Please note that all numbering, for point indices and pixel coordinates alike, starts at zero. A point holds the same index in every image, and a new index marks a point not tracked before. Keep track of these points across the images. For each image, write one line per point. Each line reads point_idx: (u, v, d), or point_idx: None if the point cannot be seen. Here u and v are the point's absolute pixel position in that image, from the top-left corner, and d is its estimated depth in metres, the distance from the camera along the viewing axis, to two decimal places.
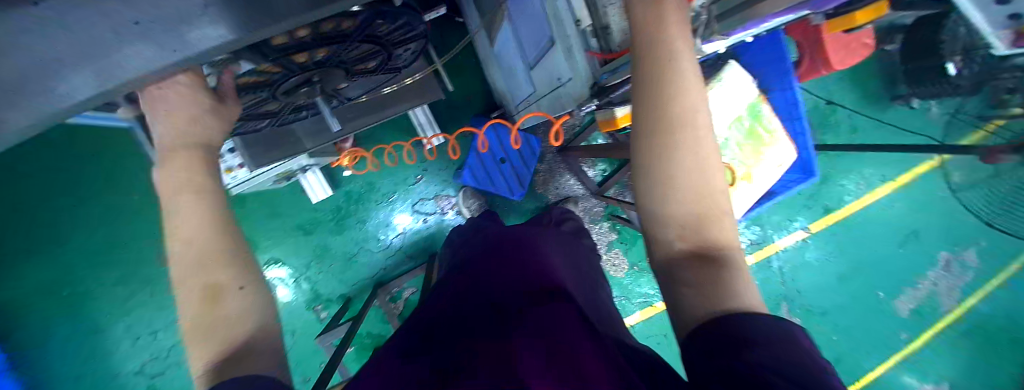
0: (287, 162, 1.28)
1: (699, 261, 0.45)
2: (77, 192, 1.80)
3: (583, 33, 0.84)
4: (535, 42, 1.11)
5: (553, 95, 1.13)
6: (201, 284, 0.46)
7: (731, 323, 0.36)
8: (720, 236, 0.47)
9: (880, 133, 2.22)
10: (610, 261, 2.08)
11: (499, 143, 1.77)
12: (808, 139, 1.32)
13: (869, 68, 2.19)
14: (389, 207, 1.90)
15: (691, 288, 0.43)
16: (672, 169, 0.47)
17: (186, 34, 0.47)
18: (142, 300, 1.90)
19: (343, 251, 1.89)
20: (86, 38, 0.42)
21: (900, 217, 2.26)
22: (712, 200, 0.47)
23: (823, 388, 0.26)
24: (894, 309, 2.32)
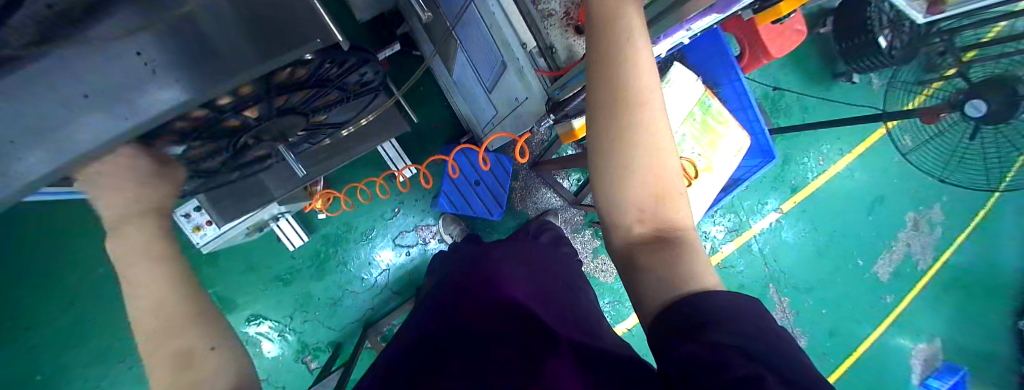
0: (257, 213, 1.26)
1: (657, 245, 0.45)
2: (33, 275, 1.69)
3: (530, 55, 0.90)
4: (488, 67, 1.15)
5: (514, 114, 1.16)
6: (171, 350, 0.44)
7: (690, 302, 0.37)
8: (677, 218, 0.48)
9: (829, 111, 2.36)
10: (597, 267, 2.08)
11: (471, 166, 1.76)
12: (762, 124, 1.38)
13: (808, 52, 2.35)
14: (370, 244, 1.86)
15: (651, 272, 0.44)
16: (630, 150, 0.45)
17: (136, 100, 0.47)
18: (113, 381, 1.77)
19: (327, 297, 1.83)
20: (32, 116, 0.42)
21: (863, 185, 2.37)
22: (669, 181, 0.47)
23: (772, 357, 0.29)
24: (876, 274, 2.40)
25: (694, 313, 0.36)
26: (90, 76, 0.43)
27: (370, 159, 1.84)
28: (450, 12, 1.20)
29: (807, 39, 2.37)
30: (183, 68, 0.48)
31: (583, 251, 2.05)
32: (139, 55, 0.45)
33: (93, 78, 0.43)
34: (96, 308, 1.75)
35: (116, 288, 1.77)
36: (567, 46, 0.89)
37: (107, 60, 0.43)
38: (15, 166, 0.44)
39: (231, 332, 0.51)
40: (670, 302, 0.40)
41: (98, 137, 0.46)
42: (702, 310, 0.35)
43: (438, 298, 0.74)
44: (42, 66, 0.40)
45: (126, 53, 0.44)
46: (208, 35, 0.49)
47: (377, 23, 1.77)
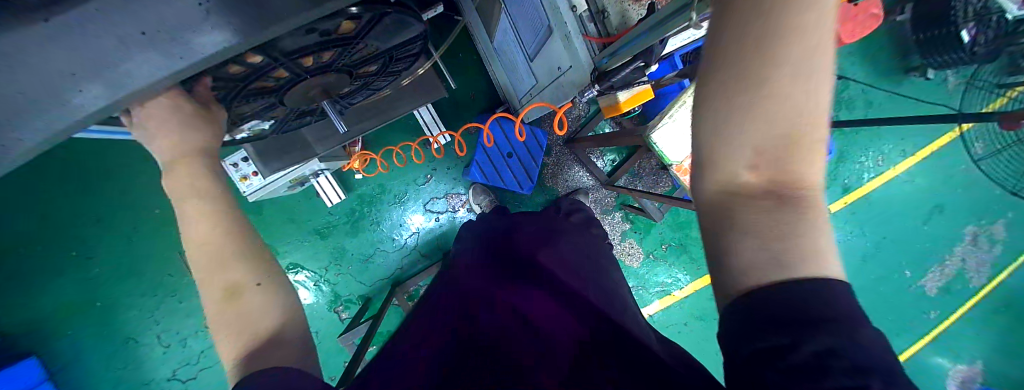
0: (300, 167, 1.31)
1: (768, 202, 0.40)
2: (99, 209, 1.86)
3: (580, 19, 0.87)
4: (532, 35, 1.12)
5: (554, 85, 1.13)
6: (222, 284, 0.53)
7: (790, 298, 0.34)
8: (802, 170, 0.40)
9: (896, 108, 2.15)
10: (624, 250, 2.06)
11: (505, 137, 1.76)
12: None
13: (881, 41, 2.13)
14: (402, 207, 1.92)
15: (751, 236, 0.39)
16: (770, 76, 0.36)
17: (191, 41, 0.49)
18: (169, 311, 1.97)
19: (359, 253, 1.92)
20: (94, 50, 0.45)
21: (922, 193, 2.19)
22: (806, 124, 0.38)
23: (876, 368, 0.28)
24: (922, 288, 2.25)
25: (793, 303, 0.33)
26: (149, 15, 0.45)
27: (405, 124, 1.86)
28: None
29: (883, 26, 2.13)
30: (237, 12, 0.50)
31: (611, 233, 2.03)
32: None
33: (147, 14, 0.45)
34: (152, 244, 1.91)
35: (169, 229, 1.92)
36: (620, 12, 0.88)
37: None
38: (78, 96, 0.47)
39: (274, 264, 0.59)
40: (757, 287, 0.37)
41: (153, 76, 0.50)
42: (789, 305, 0.33)
43: (475, 267, 0.73)
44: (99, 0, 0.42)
45: None
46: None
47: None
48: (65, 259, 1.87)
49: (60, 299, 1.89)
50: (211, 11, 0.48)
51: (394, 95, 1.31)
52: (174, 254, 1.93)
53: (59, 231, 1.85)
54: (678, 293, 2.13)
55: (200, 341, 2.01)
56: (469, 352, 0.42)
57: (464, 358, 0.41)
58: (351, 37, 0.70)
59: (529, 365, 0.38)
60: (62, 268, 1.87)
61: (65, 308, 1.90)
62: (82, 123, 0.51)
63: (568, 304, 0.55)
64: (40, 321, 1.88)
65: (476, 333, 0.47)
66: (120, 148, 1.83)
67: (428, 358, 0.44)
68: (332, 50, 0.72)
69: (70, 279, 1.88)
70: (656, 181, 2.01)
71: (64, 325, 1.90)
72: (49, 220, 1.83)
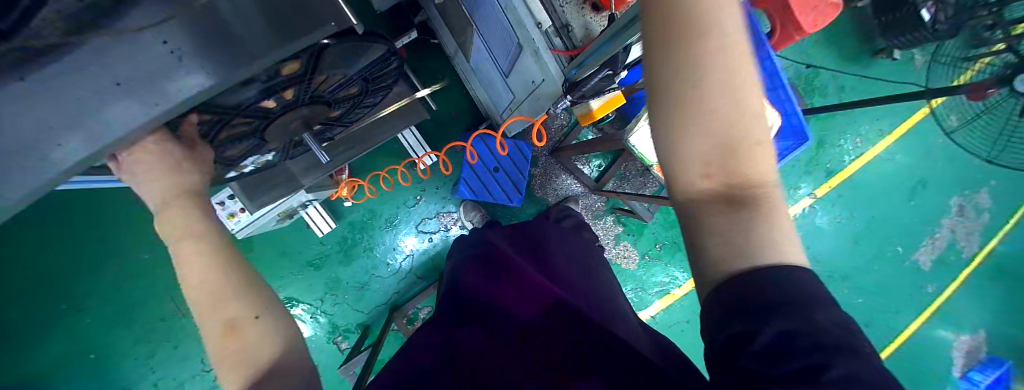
0: (287, 200, 1.29)
1: (726, 204, 0.40)
2: (86, 259, 1.82)
3: (546, 35, 0.89)
4: (504, 51, 1.14)
5: (531, 98, 1.15)
6: (221, 321, 0.51)
7: (762, 280, 0.35)
8: (754, 173, 0.41)
9: (867, 90, 2.22)
10: (619, 254, 2.06)
11: (490, 153, 1.77)
12: (795, 104, 1.30)
13: (846, 27, 2.20)
14: (394, 231, 1.91)
15: (718, 235, 0.40)
16: (695, 93, 0.38)
17: (166, 87, 0.49)
18: (162, 358, 1.91)
19: (354, 281, 1.89)
20: (72, 104, 0.46)
21: (904, 170, 2.24)
22: (746, 129, 0.40)
23: (841, 345, 0.30)
24: (915, 263, 2.28)
25: (757, 288, 0.35)
26: (122, 65, 0.46)
27: (391, 148, 1.86)
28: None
29: (845, 13, 2.21)
30: (213, 54, 0.50)
31: (604, 238, 2.03)
32: (166, 44, 0.47)
33: (121, 65, 0.46)
34: (142, 291, 1.87)
35: (158, 273, 1.88)
36: (584, 24, 0.89)
37: (134, 50, 0.45)
38: (55, 151, 0.48)
39: (270, 296, 0.58)
40: (730, 274, 0.38)
41: (133, 122, 0.50)
42: (758, 286, 0.35)
43: (463, 280, 0.74)
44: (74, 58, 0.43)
45: (154, 43, 0.46)
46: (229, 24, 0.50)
47: (396, 10, 1.77)
48: (53, 314, 1.82)
49: (49, 356, 1.83)
50: (184, 56, 0.49)
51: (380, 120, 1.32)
52: (164, 298, 1.89)
53: (45, 286, 1.80)
54: (678, 291, 2.12)
55: (196, 386, 1.95)
56: (462, 363, 0.43)
57: (457, 370, 0.42)
58: (299, 76, 0.68)
59: (506, 375, 0.39)
60: (49, 323, 1.82)
61: (55, 366, 1.83)
62: (63, 177, 0.51)
63: (552, 306, 0.56)
64: (29, 381, 1.82)
65: (461, 346, 0.48)
66: (103, 195, 1.80)
67: (421, 372, 0.44)
68: (295, 91, 0.73)
69: (59, 334, 1.82)
70: (644, 182, 2.03)
71: (55, 383, 1.84)
72: (33, 274, 1.79)
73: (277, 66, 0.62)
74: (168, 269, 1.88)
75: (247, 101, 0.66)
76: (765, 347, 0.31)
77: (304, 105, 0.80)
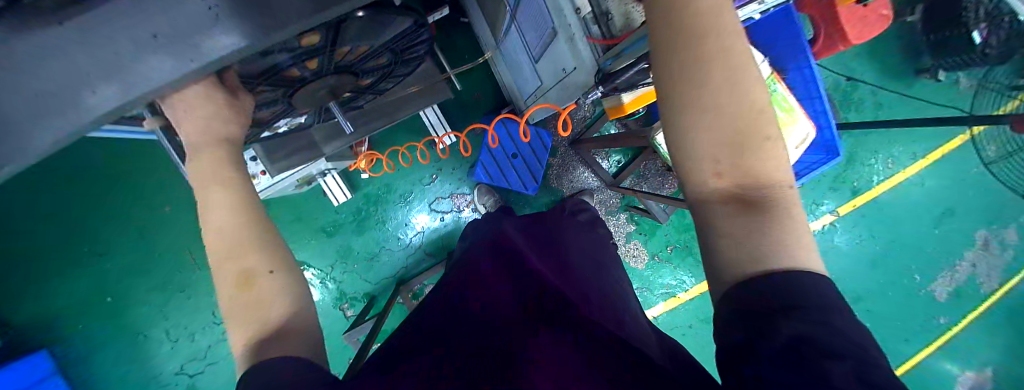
0: (306, 166, 1.32)
1: (738, 202, 0.43)
2: (111, 205, 1.89)
3: (584, 21, 0.87)
4: (537, 36, 1.12)
5: (559, 86, 1.13)
6: (236, 271, 0.53)
7: (780, 287, 0.35)
8: (765, 170, 0.43)
9: (905, 110, 2.13)
10: (628, 252, 2.06)
11: (510, 138, 1.76)
12: (830, 117, 1.27)
13: (891, 42, 2.10)
14: (407, 207, 1.93)
15: (729, 233, 0.42)
16: (701, 99, 0.43)
17: (200, 44, 0.50)
18: (177, 306, 1.99)
19: (365, 252, 1.93)
20: (108, 53, 0.46)
21: (933, 196, 2.16)
22: (754, 127, 0.43)
23: (854, 348, 0.29)
24: (931, 293, 2.22)
25: (770, 290, 0.35)
26: (160, 17, 0.46)
27: (411, 124, 1.86)
28: None
29: (892, 27, 2.10)
30: (248, 16, 0.51)
31: (615, 235, 2.02)
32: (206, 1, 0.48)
33: (160, 18, 0.46)
34: (161, 241, 1.94)
35: (179, 225, 1.94)
36: (625, 14, 0.86)
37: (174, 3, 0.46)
38: (92, 97, 0.49)
39: (287, 253, 0.59)
40: (749, 276, 0.39)
41: (167, 76, 0.50)
42: (780, 289, 0.35)
43: (473, 264, 0.75)
44: (116, 5, 0.43)
45: (195, 4, 0.47)
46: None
47: None
48: (78, 254, 1.90)
49: (73, 294, 1.92)
50: (221, 16, 0.49)
51: (408, 94, 1.32)
52: (183, 250, 1.96)
53: (73, 227, 1.88)
54: (683, 295, 2.12)
55: (207, 336, 2.03)
56: (473, 343, 0.44)
57: (468, 348, 0.43)
58: (320, 48, 0.67)
59: (507, 355, 0.40)
60: (75, 263, 1.91)
61: (77, 303, 1.93)
62: (98, 123, 0.52)
63: (557, 298, 0.56)
64: (53, 315, 1.91)
65: (472, 326, 0.49)
66: (131, 145, 1.85)
67: (432, 347, 0.46)
68: (320, 59, 0.71)
69: (83, 273, 1.91)
70: (661, 183, 2.00)
71: (76, 319, 1.94)
72: (62, 215, 1.86)
73: (295, 39, 0.62)
74: (189, 223, 1.94)
75: (283, 63, 0.67)
76: (783, 346, 0.30)
77: (334, 74, 0.80)
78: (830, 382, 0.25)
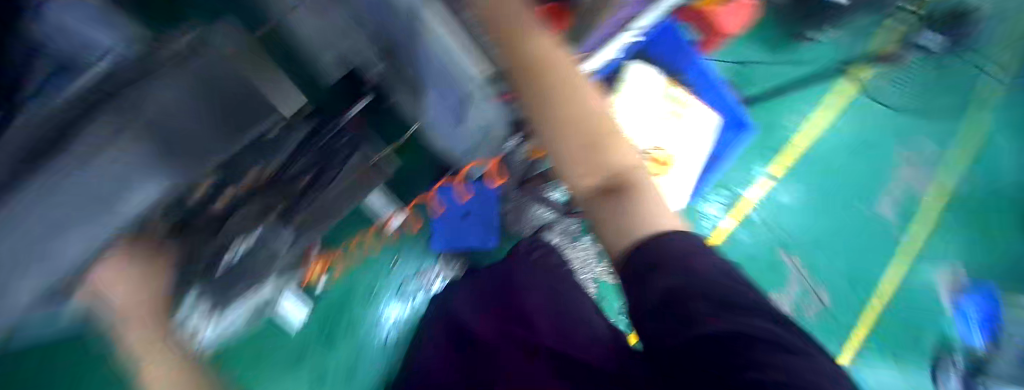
0: (252, 298, 1.26)
1: (604, 194, 0.61)
2: None
3: (480, 87, 0.99)
4: (446, 108, 1.06)
5: (484, 140, 1.19)
6: None
7: (653, 247, 0.53)
8: (617, 161, 0.64)
9: (805, 67, 2.25)
10: (604, 274, 2.03)
11: (455, 201, 1.70)
12: (728, 98, 1.44)
13: (781, 8, 2.18)
14: (375, 301, 1.84)
15: (607, 219, 0.60)
16: (563, 134, 0.67)
17: (113, 204, 0.56)
18: None
19: (342, 366, 1.79)
20: (35, 236, 0.51)
21: (851, 137, 2.29)
22: (601, 142, 0.66)
23: (711, 284, 0.46)
24: (879, 216, 2.29)
25: (652, 253, 0.52)
26: (64, 197, 0.50)
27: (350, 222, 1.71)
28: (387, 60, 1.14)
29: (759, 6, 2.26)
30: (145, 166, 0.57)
31: (587, 260, 1.96)
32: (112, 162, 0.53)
33: (61, 196, 0.49)
34: None
35: None
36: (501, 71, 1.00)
37: (76, 180, 0.49)
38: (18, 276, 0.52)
39: None
40: (627, 242, 0.57)
41: (94, 240, 0.59)
42: (658, 253, 0.52)
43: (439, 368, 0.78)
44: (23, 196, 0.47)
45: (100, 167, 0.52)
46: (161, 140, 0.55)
47: None
48: None
49: None
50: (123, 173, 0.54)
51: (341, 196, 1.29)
52: None
53: None
54: None
55: None
56: None
57: None
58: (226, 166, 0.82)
59: None
60: None
61: None
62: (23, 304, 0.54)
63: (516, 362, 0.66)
64: None
65: None
66: None
67: None
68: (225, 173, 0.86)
69: None
70: None
71: None
72: None
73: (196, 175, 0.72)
74: None
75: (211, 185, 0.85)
76: (665, 305, 0.47)
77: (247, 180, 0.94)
78: (701, 323, 0.43)
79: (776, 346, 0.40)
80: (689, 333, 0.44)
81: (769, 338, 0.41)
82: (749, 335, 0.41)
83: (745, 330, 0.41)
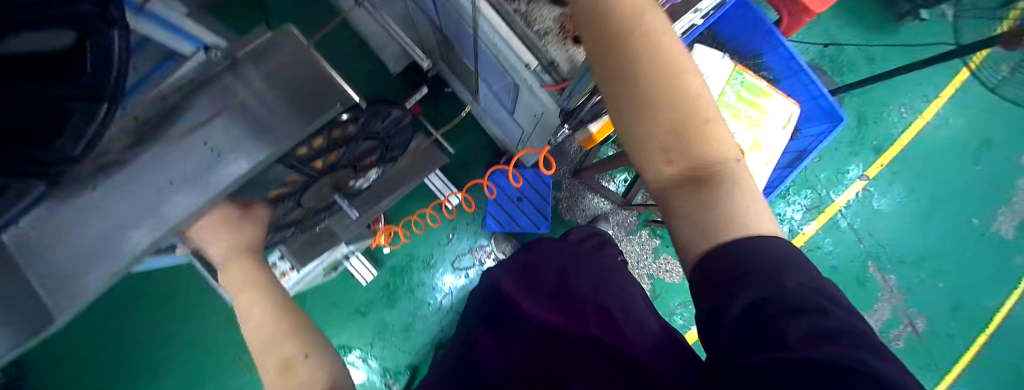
0: (328, 255, 1.33)
1: (691, 186, 0.45)
2: (133, 358, 1.71)
3: (536, 74, 0.83)
4: (506, 91, 1.12)
5: (539, 128, 1.15)
6: (278, 361, 0.57)
7: (737, 256, 0.40)
8: (710, 153, 0.45)
9: (921, 37, 2.04)
10: (662, 269, 1.90)
11: (509, 186, 1.74)
12: (820, 86, 1.24)
13: None
14: (432, 270, 1.82)
15: (688, 215, 0.45)
16: (642, 93, 0.44)
17: (211, 177, 0.48)
18: None
19: (400, 322, 1.80)
20: (137, 203, 0.44)
21: (970, 125, 2.01)
22: (688, 113, 0.44)
23: (817, 312, 0.33)
24: (976, 171, 2.02)
25: (725, 265, 0.40)
26: (176, 165, 0.46)
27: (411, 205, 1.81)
28: (465, 50, 1.16)
29: None
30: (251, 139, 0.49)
31: (642, 253, 1.89)
32: (206, 143, 0.47)
33: (172, 164, 0.46)
34: (200, 363, 1.74)
35: (220, 340, 1.75)
36: (568, 57, 0.81)
37: (179, 151, 0.46)
38: (123, 248, 0.43)
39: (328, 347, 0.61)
40: (710, 248, 0.43)
41: (188, 212, 0.47)
42: (734, 264, 0.40)
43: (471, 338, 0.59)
44: (134, 169, 0.44)
45: (196, 144, 0.47)
46: (260, 114, 0.50)
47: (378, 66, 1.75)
48: None
49: None
50: (222, 151, 0.48)
51: (412, 162, 1.39)
52: (221, 364, 1.75)
53: None
54: None
55: None
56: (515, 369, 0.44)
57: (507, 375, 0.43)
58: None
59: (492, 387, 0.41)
60: None
61: None
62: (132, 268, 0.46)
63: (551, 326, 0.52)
64: None
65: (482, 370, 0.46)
66: (159, 277, 1.70)
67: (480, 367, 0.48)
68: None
69: None
70: None
71: None
72: None
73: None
74: (217, 342, 1.75)
75: None
76: (743, 314, 0.36)
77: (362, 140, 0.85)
78: (782, 338, 0.32)
79: (842, 351, 0.29)
80: (770, 347, 0.32)
81: (808, 310, 0.34)
82: (776, 304, 0.35)
83: (838, 347, 0.29)
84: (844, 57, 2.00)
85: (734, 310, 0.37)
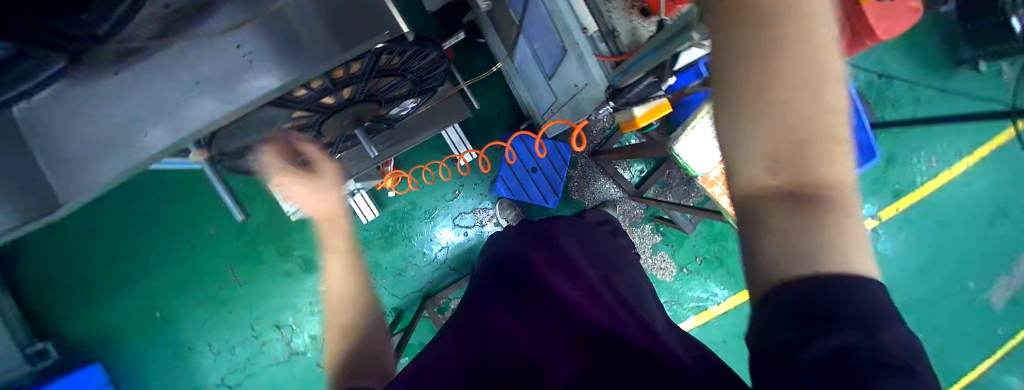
0: None
1: (793, 203, 0.29)
2: (123, 249, 1.72)
3: (592, 40, 0.88)
4: (547, 53, 1.15)
5: (573, 101, 1.14)
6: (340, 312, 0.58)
7: (835, 294, 0.25)
8: (829, 178, 0.30)
9: (977, 89, 1.98)
10: (655, 265, 1.95)
11: (529, 153, 1.68)
12: (863, 116, 1.21)
13: None
14: (432, 222, 1.83)
15: (775, 238, 0.30)
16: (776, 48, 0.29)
17: (239, 86, 0.49)
18: (163, 345, 1.78)
19: (392, 267, 1.83)
20: (157, 98, 0.47)
21: (992, 191, 2.04)
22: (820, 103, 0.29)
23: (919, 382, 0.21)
24: (985, 238, 2.06)
25: (809, 297, 0.26)
26: (203, 63, 0.47)
27: (425, 154, 1.79)
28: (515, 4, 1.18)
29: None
30: (282, 57, 0.50)
31: (640, 247, 1.93)
32: (239, 47, 0.48)
33: (201, 63, 0.47)
34: (190, 268, 1.76)
35: (215, 248, 1.77)
36: (630, 30, 0.86)
37: (211, 49, 0.47)
38: (140, 141, 0.47)
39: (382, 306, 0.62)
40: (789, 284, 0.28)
41: (209, 118, 0.49)
42: (821, 296, 0.25)
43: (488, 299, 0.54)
44: (147, 62, 0.45)
45: (229, 46, 0.47)
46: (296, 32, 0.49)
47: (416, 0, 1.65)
48: (86, 290, 1.71)
49: (81, 332, 1.71)
50: (255, 59, 0.49)
51: (434, 109, 1.35)
52: (213, 271, 1.77)
53: (84, 276, 1.70)
54: (714, 309, 1.99)
55: (222, 364, 1.82)
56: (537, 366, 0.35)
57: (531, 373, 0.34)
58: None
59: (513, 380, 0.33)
60: (85, 293, 1.71)
61: (88, 342, 1.71)
62: (155, 159, 0.49)
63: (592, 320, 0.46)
64: (60, 350, 1.68)
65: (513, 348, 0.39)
66: (164, 175, 1.69)
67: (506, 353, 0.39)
68: None
69: (117, 297, 1.73)
70: (687, 191, 1.90)
71: (114, 344, 1.74)
72: (68, 320, 1.69)
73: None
74: (212, 250, 1.76)
75: None
76: (816, 357, 0.22)
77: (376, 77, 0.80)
78: None
79: None
80: None
81: (900, 371, 0.21)
82: (870, 356, 0.21)
83: None
84: (892, 93, 1.93)
85: (806, 348, 0.23)
